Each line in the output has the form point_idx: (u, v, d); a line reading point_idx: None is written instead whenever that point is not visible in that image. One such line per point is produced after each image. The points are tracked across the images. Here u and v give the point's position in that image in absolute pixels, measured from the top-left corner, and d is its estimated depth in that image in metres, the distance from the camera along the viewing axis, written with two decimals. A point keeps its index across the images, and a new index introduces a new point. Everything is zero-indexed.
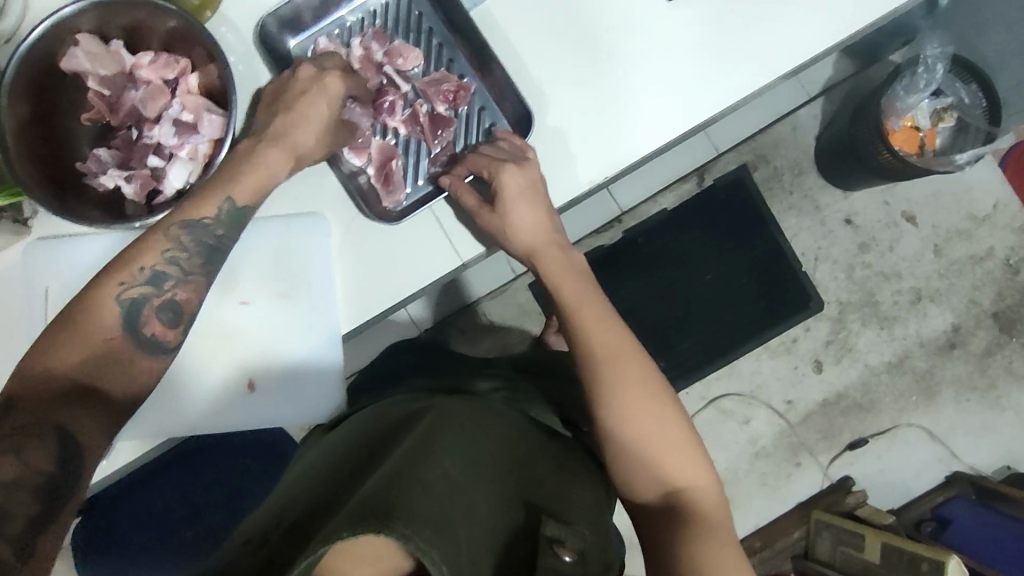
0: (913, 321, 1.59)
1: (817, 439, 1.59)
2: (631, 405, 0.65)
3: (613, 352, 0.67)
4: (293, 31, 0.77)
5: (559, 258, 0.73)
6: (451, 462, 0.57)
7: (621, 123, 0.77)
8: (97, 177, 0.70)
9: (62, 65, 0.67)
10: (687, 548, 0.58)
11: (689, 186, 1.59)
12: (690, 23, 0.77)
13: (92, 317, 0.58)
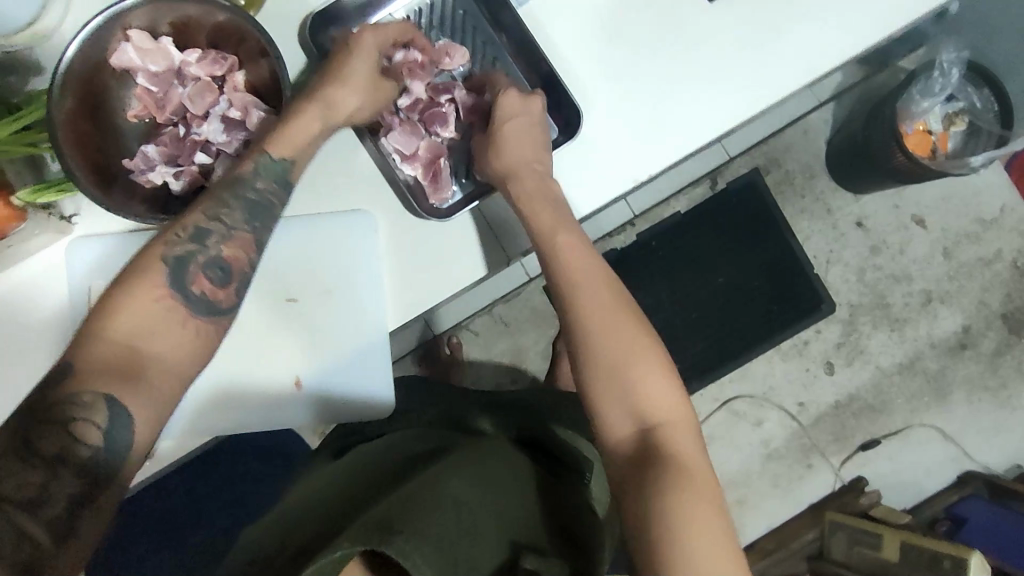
0: (923, 323, 1.61)
1: (829, 441, 1.60)
2: (625, 368, 0.63)
3: (608, 315, 0.66)
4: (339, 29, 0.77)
5: (575, 239, 0.70)
6: (461, 487, 0.63)
7: (664, 123, 0.78)
8: (144, 174, 0.69)
9: (113, 61, 0.68)
10: (661, 511, 0.56)
11: (702, 190, 1.59)
12: (732, 23, 0.79)
13: (144, 276, 0.59)
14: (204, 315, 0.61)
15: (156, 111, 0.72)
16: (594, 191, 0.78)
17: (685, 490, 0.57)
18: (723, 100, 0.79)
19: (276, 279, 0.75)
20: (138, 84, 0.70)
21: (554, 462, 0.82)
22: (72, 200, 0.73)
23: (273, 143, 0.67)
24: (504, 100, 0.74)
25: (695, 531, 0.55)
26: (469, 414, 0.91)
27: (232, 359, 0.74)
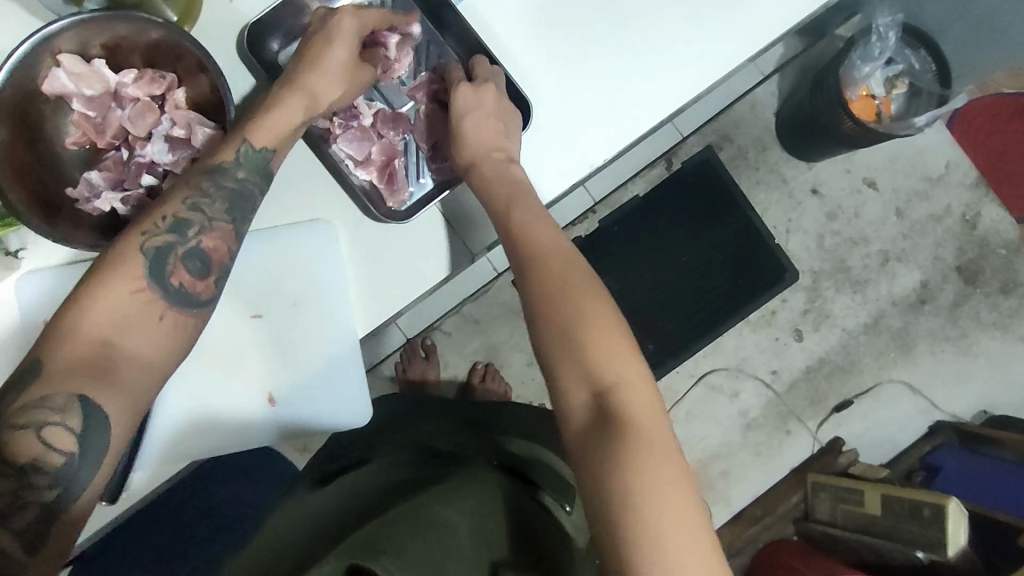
0: (884, 283, 1.66)
1: (804, 405, 1.64)
2: (585, 334, 0.62)
3: (567, 286, 0.65)
4: (278, 37, 0.74)
5: (533, 213, 0.71)
6: (449, 515, 0.67)
7: (616, 105, 0.79)
8: (90, 202, 0.67)
9: (44, 88, 0.66)
10: (618, 481, 0.55)
11: (658, 172, 1.61)
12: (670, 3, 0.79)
13: (121, 266, 0.59)
14: (180, 306, 0.61)
15: (96, 136, 0.70)
16: (555, 176, 0.79)
17: (642, 460, 0.56)
18: (670, 76, 0.80)
19: (238, 296, 0.74)
20: (74, 110, 0.68)
21: (531, 478, 0.84)
22: (18, 234, 0.71)
23: (253, 133, 0.66)
24: (458, 93, 0.73)
25: (652, 502, 0.54)
26: (449, 440, 0.91)
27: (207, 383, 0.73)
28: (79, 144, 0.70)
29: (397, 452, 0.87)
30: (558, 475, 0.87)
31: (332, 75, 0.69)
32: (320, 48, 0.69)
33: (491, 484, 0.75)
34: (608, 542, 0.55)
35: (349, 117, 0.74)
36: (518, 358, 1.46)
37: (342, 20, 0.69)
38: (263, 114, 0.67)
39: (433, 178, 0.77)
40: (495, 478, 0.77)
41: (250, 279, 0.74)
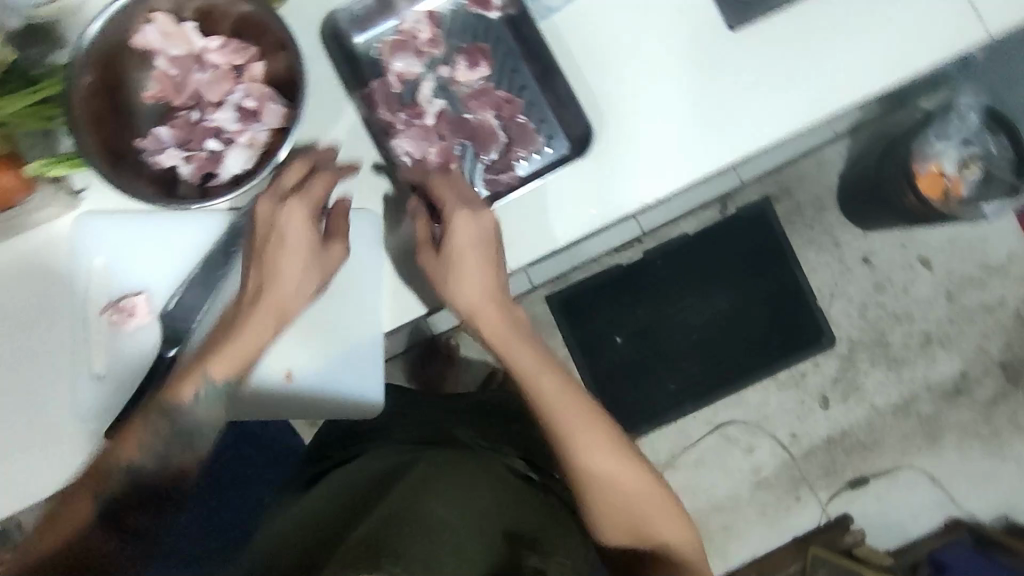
0: (922, 365, 1.60)
1: (818, 474, 1.59)
2: (631, 500, 0.69)
3: (602, 451, 0.69)
4: (360, 28, 0.75)
5: (501, 321, 0.70)
6: (448, 499, 0.65)
7: (678, 146, 0.77)
8: (155, 155, 0.71)
9: (133, 42, 0.68)
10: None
11: (711, 213, 1.59)
12: (748, 55, 0.78)
13: (75, 512, 0.66)
14: (139, 544, 0.69)
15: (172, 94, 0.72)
16: (610, 205, 0.76)
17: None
18: (737, 127, 0.78)
19: None
20: (157, 67, 0.71)
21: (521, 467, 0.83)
22: (82, 174, 0.73)
23: (214, 362, 0.66)
24: (456, 224, 0.67)
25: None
26: (435, 428, 0.91)
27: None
28: (155, 99, 0.72)
29: (390, 443, 0.86)
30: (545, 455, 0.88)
31: (293, 274, 0.66)
32: (275, 251, 0.66)
33: (484, 470, 0.75)
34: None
35: (414, 116, 0.75)
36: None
37: (294, 211, 0.66)
38: (230, 335, 0.66)
39: (484, 187, 0.75)
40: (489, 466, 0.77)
41: None
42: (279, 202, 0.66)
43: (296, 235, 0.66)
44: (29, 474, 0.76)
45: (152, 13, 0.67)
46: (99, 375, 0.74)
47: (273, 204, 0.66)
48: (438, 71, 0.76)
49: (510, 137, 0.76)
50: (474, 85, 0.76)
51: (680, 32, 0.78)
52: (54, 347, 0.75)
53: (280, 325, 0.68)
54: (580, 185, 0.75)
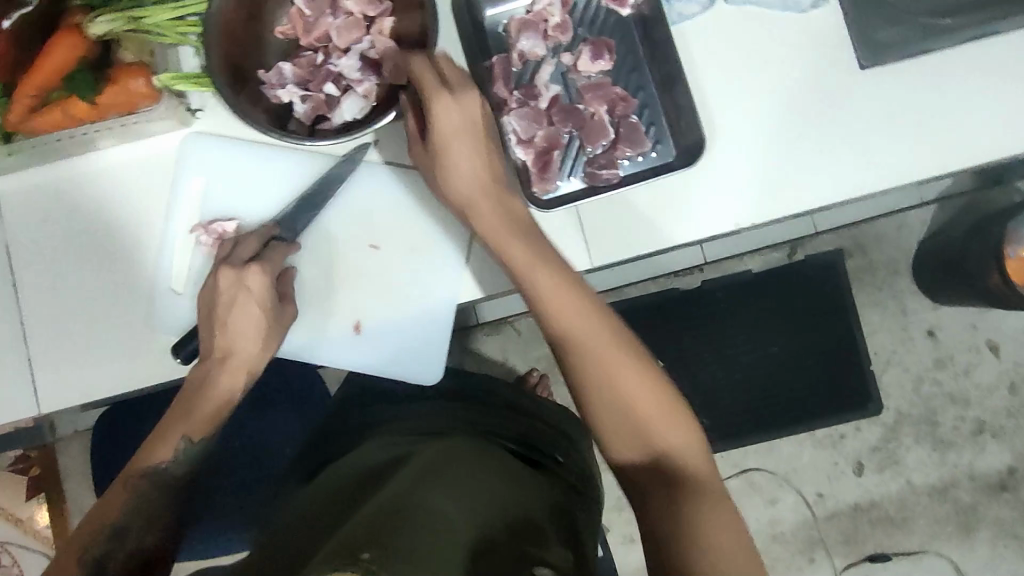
0: (968, 452, 1.54)
1: (838, 540, 1.54)
2: (631, 404, 0.61)
3: (600, 355, 0.63)
4: (492, 2, 0.76)
5: (499, 207, 0.67)
6: (458, 503, 0.57)
7: (784, 177, 0.77)
8: (274, 89, 0.72)
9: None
10: (681, 541, 0.54)
11: (778, 255, 1.55)
12: (872, 97, 0.77)
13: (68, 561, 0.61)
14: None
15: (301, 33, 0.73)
16: (703, 221, 0.76)
17: (707, 511, 0.56)
18: (846, 169, 0.77)
19: (365, 219, 0.74)
20: (295, 6, 0.73)
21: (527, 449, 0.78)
22: (199, 95, 0.74)
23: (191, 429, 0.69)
24: (436, 107, 0.65)
25: (730, 553, 0.53)
26: (443, 416, 0.82)
27: (307, 301, 0.74)
28: (284, 35, 0.73)
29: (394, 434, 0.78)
30: (549, 444, 0.81)
31: (253, 331, 0.70)
32: (233, 313, 0.69)
33: (497, 467, 0.66)
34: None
35: (529, 98, 0.75)
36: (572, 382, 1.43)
37: (251, 277, 0.68)
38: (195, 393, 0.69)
39: (584, 179, 0.75)
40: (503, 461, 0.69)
41: (373, 209, 0.74)
42: (222, 270, 0.69)
43: (252, 297, 0.69)
44: (81, 375, 0.75)
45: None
46: (178, 291, 0.75)
47: (227, 271, 0.68)
48: (558, 58, 0.76)
49: (618, 135, 0.75)
50: (593, 77, 0.75)
51: (806, 64, 0.77)
52: (134, 253, 0.76)
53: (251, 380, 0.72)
54: (679, 194, 0.76)
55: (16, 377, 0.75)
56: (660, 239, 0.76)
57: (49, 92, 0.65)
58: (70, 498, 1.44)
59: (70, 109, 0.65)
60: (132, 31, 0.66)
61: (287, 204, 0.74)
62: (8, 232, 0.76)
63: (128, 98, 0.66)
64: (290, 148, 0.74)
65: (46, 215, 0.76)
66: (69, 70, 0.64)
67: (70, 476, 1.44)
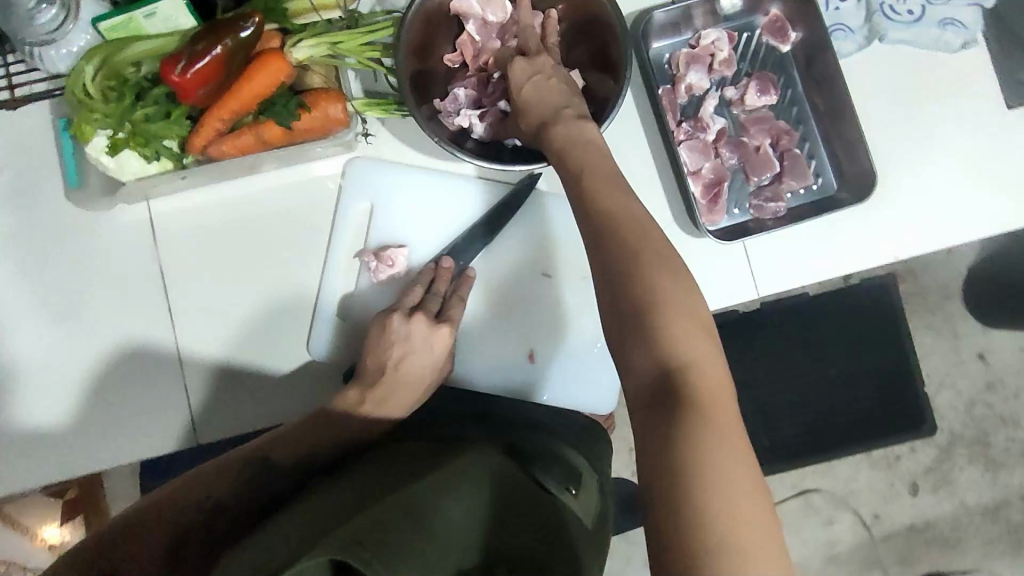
0: (1020, 474, 1.43)
1: (894, 560, 1.44)
2: (660, 311, 0.50)
3: (636, 252, 0.51)
4: (660, 36, 0.78)
5: (575, 131, 0.59)
6: (463, 511, 0.53)
7: (928, 211, 0.77)
8: (452, 116, 0.71)
9: (450, 5, 0.69)
10: (673, 477, 0.45)
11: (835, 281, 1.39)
12: (1007, 135, 0.78)
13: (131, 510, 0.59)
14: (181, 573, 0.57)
15: (472, 56, 0.71)
16: (862, 254, 0.77)
17: (717, 458, 0.45)
18: (981, 200, 0.77)
19: (539, 253, 0.76)
20: (465, 30, 0.70)
21: (538, 460, 0.66)
22: (373, 121, 0.74)
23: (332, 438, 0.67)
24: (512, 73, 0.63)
25: (732, 517, 0.43)
26: (474, 422, 0.72)
27: (485, 331, 0.76)
28: (454, 60, 0.72)
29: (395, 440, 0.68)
30: (567, 458, 0.68)
31: (427, 367, 0.70)
32: (404, 362, 0.69)
33: (502, 477, 0.59)
34: (655, 539, 0.45)
35: (697, 130, 0.77)
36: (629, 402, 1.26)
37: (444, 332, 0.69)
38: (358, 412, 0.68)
39: (749, 212, 0.77)
40: (508, 470, 0.60)
41: (551, 241, 0.76)
42: (410, 320, 0.69)
43: (423, 350, 0.69)
44: (239, 402, 0.73)
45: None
46: (343, 318, 0.74)
47: (398, 322, 0.69)
48: (724, 93, 0.78)
49: (784, 167, 0.76)
50: (757, 112, 0.78)
51: (958, 102, 0.78)
52: (294, 276, 0.74)
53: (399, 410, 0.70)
54: (837, 231, 0.76)
55: (173, 406, 0.73)
56: (819, 273, 0.76)
57: (242, 118, 0.66)
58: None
59: (263, 134, 0.67)
60: (324, 59, 0.67)
61: (457, 235, 0.75)
62: (162, 250, 0.74)
63: (323, 123, 0.66)
64: (465, 177, 0.76)
65: (202, 238, 0.74)
66: (269, 95, 0.65)
67: (117, 499, 1.22)
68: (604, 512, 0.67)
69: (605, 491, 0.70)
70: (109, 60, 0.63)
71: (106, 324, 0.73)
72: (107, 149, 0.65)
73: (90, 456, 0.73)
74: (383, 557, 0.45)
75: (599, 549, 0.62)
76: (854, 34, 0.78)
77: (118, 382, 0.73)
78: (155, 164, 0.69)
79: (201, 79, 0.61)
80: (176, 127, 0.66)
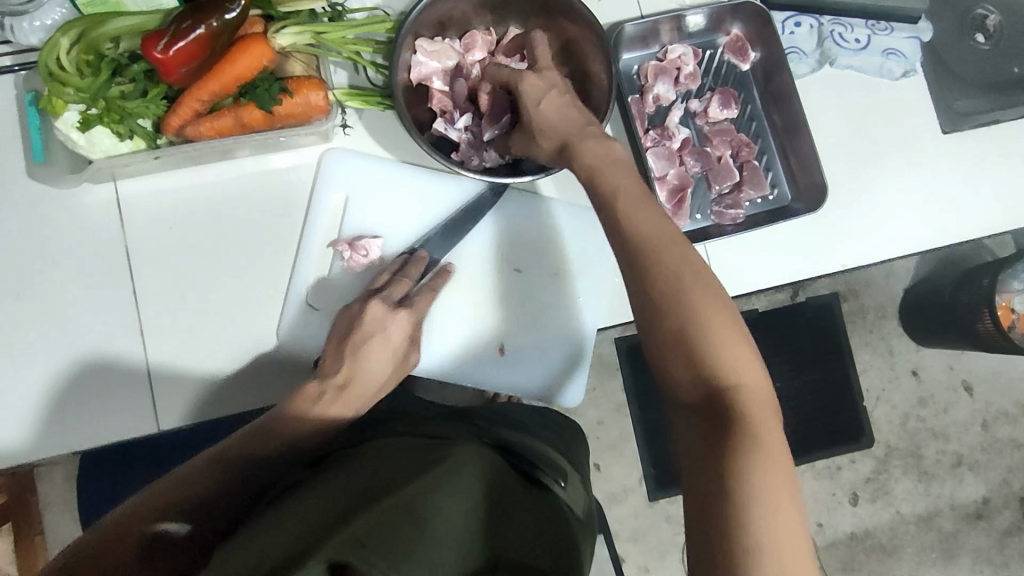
0: (949, 484, 1.44)
1: (836, 567, 1.41)
2: (708, 336, 0.50)
3: (682, 273, 0.52)
4: (629, 48, 0.82)
5: (602, 143, 0.59)
6: (456, 506, 0.52)
7: (869, 225, 0.83)
8: (477, 156, 0.73)
9: (411, 76, 0.72)
10: (725, 498, 0.45)
11: (782, 296, 1.39)
12: (929, 154, 0.85)
13: (125, 507, 0.57)
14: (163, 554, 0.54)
15: (454, 104, 0.74)
16: (806, 259, 0.81)
17: (772, 473, 0.46)
18: (908, 213, 0.84)
19: (508, 248, 0.77)
20: (434, 90, 0.73)
21: (524, 459, 0.65)
22: (349, 114, 0.75)
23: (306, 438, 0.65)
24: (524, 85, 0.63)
25: (775, 529, 0.44)
26: (454, 420, 0.70)
27: (457, 324, 0.76)
28: (442, 118, 0.73)
29: (377, 432, 0.65)
30: (549, 457, 0.69)
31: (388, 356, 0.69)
32: (367, 348, 0.68)
33: (491, 466, 0.58)
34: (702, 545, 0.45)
35: (663, 138, 0.81)
36: (590, 412, 1.26)
37: (399, 319, 0.70)
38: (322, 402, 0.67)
39: (711, 218, 0.82)
40: (496, 464, 0.60)
41: (522, 233, 0.78)
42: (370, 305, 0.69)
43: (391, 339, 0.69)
44: (199, 383, 0.72)
45: (416, 40, 0.71)
46: (316, 307, 0.74)
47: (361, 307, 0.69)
48: (689, 105, 0.83)
49: (743, 177, 0.81)
50: (719, 124, 0.83)
51: (897, 125, 0.85)
52: (266, 261, 0.74)
53: (363, 404, 0.68)
54: (791, 239, 0.81)
55: (130, 389, 0.71)
56: (772, 277, 0.81)
57: (220, 100, 0.67)
58: (50, 530, 1.14)
59: (243, 117, 0.68)
60: (305, 46, 0.69)
61: (431, 229, 0.76)
62: (129, 232, 0.73)
63: (304, 109, 0.67)
64: (446, 173, 0.77)
65: (172, 222, 0.73)
66: (249, 79, 0.66)
67: (51, 505, 1.15)
68: (587, 501, 0.69)
69: (583, 483, 0.71)
70: (87, 33, 0.63)
71: (57, 294, 0.71)
72: (77, 125, 0.64)
73: (41, 440, 0.70)
74: (389, 556, 0.46)
75: (587, 538, 0.64)
76: (807, 57, 0.84)
77: (80, 364, 0.71)
78: (128, 143, 0.68)
79: (183, 57, 0.62)
80: (153, 105, 0.66)
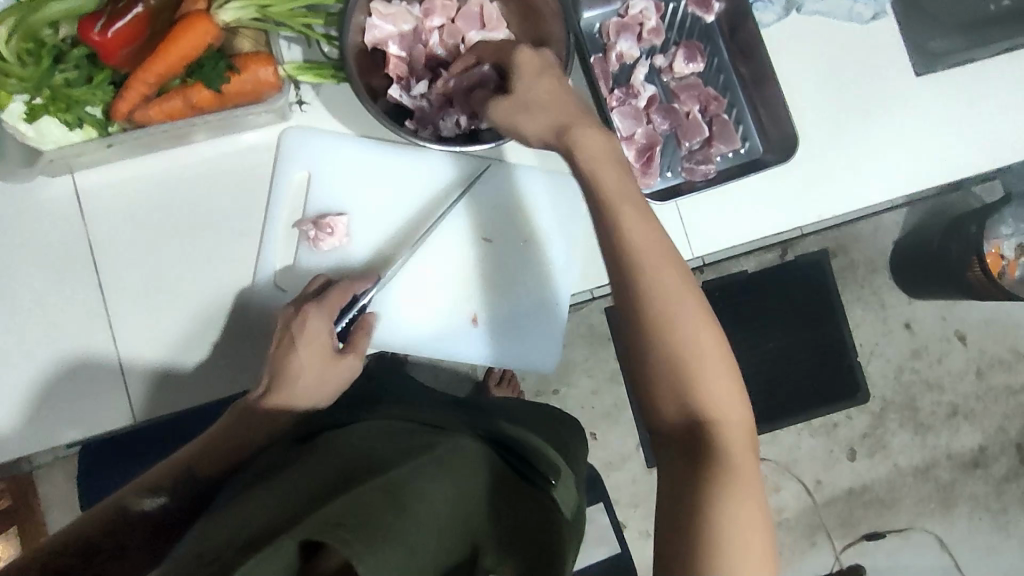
0: (945, 434, 1.44)
1: (836, 522, 1.42)
2: (691, 353, 0.52)
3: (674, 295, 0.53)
4: (590, 5, 0.81)
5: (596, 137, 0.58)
6: (442, 496, 0.51)
7: (846, 176, 0.82)
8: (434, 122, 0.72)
9: (365, 40, 0.70)
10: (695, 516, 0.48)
11: (772, 256, 1.37)
12: (903, 100, 0.83)
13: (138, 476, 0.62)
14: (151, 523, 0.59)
15: (410, 70, 0.72)
16: (781, 213, 0.80)
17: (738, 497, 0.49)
18: (884, 163, 0.82)
19: (476, 218, 0.76)
20: (390, 54, 0.71)
21: (509, 452, 0.65)
22: (305, 90, 0.74)
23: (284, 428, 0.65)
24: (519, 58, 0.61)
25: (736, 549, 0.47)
26: (435, 409, 0.70)
27: (428, 296, 0.75)
28: (398, 84, 0.72)
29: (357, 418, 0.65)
30: (544, 452, 0.67)
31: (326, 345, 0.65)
32: (290, 359, 0.64)
33: (474, 459, 0.58)
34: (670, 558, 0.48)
35: (629, 96, 0.80)
36: (582, 383, 1.26)
37: (310, 323, 0.65)
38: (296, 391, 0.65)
39: (681, 175, 0.81)
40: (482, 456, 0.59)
41: (494, 206, 0.76)
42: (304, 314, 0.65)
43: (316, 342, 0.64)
44: (174, 374, 0.72)
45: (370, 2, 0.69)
46: (285, 288, 0.73)
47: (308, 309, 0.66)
48: (654, 61, 0.81)
49: (713, 132, 0.80)
50: (686, 79, 0.81)
51: (871, 71, 0.83)
52: (232, 248, 0.73)
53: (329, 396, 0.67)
54: (766, 194, 0.80)
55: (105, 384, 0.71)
56: (748, 234, 0.80)
57: (167, 82, 0.66)
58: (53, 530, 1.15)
59: (192, 98, 0.66)
60: (251, 21, 0.67)
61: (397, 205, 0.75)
62: (92, 227, 0.72)
63: (254, 86, 0.66)
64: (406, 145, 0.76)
65: (135, 214, 0.72)
66: (194, 58, 0.65)
67: (52, 506, 1.15)
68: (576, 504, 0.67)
69: (576, 481, 0.70)
70: (23, 20, 0.61)
71: (25, 292, 0.71)
72: (25, 116, 0.63)
73: (19, 440, 0.70)
74: (366, 537, 0.43)
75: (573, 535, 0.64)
76: (774, 5, 0.81)
77: (51, 364, 0.71)
78: (78, 132, 0.66)
79: (122, 39, 0.62)
80: (100, 91, 0.65)
